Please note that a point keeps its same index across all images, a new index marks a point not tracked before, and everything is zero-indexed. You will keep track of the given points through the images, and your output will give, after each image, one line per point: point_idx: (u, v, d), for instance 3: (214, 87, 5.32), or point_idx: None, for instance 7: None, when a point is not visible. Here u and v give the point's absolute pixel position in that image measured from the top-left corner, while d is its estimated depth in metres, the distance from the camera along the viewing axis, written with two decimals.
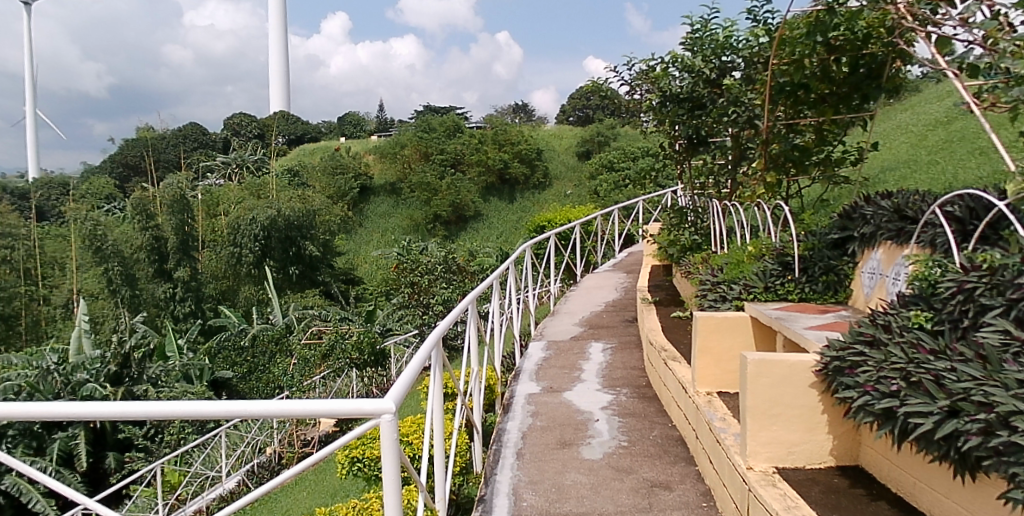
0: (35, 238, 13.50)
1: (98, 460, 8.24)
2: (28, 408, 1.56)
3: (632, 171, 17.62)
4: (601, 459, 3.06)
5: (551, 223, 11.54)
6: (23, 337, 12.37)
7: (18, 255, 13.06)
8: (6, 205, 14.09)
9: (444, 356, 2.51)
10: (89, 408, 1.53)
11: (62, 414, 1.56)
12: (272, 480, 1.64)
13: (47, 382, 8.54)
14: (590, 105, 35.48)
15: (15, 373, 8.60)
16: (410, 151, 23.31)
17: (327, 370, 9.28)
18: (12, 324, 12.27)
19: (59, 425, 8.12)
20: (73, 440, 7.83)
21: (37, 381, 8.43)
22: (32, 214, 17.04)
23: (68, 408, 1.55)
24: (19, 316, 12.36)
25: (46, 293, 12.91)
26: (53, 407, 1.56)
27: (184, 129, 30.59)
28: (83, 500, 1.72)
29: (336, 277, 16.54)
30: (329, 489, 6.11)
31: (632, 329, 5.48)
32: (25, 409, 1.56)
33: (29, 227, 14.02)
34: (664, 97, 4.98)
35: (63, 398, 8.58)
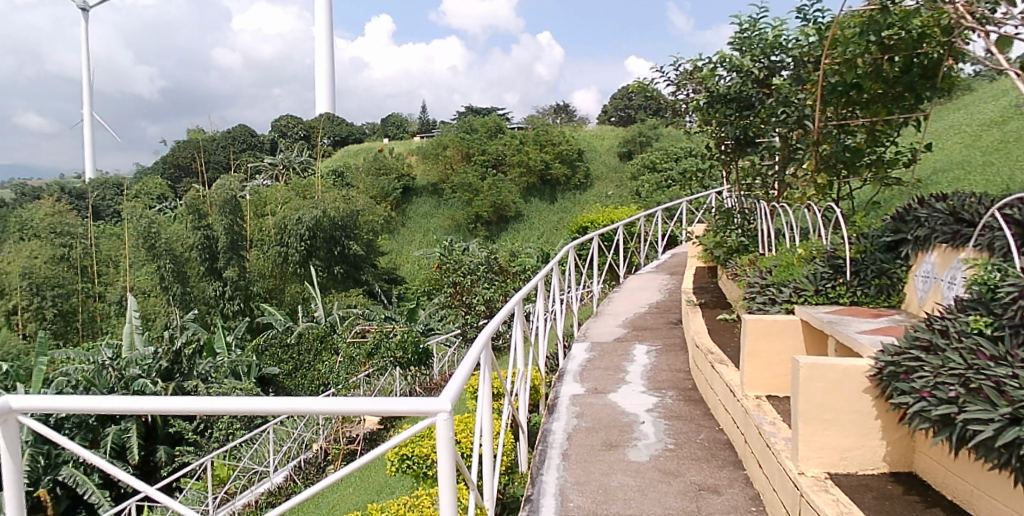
0: (92, 238, 14.19)
1: (150, 453, 8.66)
2: (85, 401, 1.65)
3: (675, 171, 17.52)
4: (647, 462, 3.07)
5: (592, 224, 11.47)
6: (79, 333, 13.04)
7: (75, 253, 13.73)
8: (66, 205, 14.79)
9: (492, 357, 2.56)
10: (156, 405, 1.62)
11: (118, 408, 1.65)
12: (327, 479, 1.71)
13: (102, 377, 8.97)
14: (633, 105, 35.32)
15: (75, 366, 9.08)
16: (452, 151, 23.51)
17: (373, 368, 9.51)
18: (69, 320, 12.97)
19: (112, 418, 8.51)
20: (125, 434, 8.16)
21: (93, 375, 8.88)
22: (88, 214, 17.82)
23: (125, 402, 1.64)
24: (76, 312, 13.12)
25: (101, 290, 13.53)
26: (112, 400, 1.65)
27: (233, 131, 31.52)
28: (145, 488, 1.80)
29: (379, 276, 16.91)
30: (375, 486, 6.27)
31: (676, 331, 5.45)
32: (85, 401, 1.64)
33: (87, 228, 14.83)
34: (711, 98, 4.91)
35: (118, 392, 8.99)
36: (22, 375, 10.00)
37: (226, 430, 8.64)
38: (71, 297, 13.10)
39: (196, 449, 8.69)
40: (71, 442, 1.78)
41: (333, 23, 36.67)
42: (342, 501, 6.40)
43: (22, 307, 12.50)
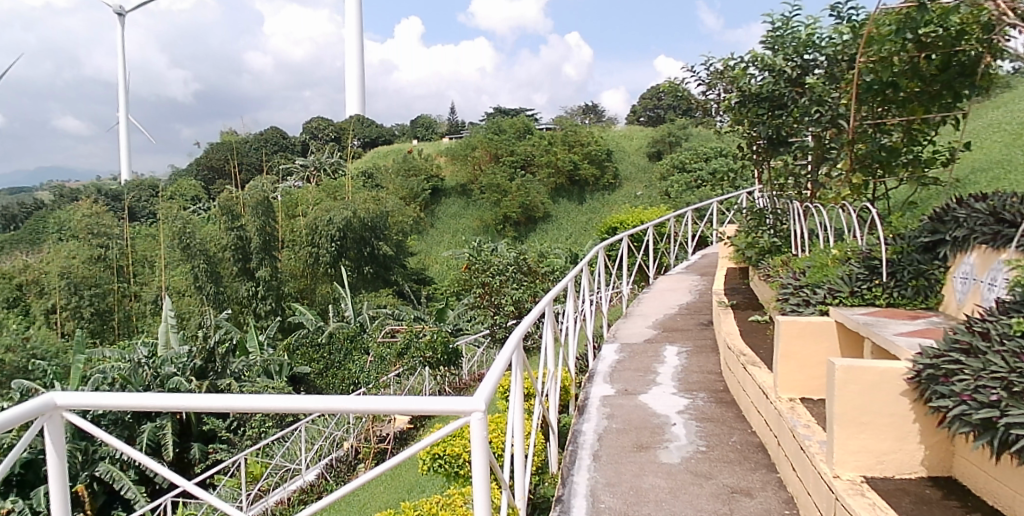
0: (127, 238, 14.59)
1: (185, 450, 8.90)
2: (129, 398, 1.71)
3: (705, 172, 17.39)
4: (679, 463, 3.07)
5: (621, 225, 11.42)
6: (115, 331, 13.48)
7: (112, 254, 14.13)
8: (104, 206, 15.23)
9: (523, 358, 2.58)
10: (191, 403, 1.65)
11: (156, 404, 1.70)
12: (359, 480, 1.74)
13: (138, 375, 9.21)
14: (662, 105, 35.10)
15: (110, 364, 9.29)
16: (481, 152, 23.61)
17: (403, 368, 9.66)
18: (106, 318, 13.36)
19: (148, 416, 8.76)
20: (160, 431, 8.35)
21: (130, 373, 9.11)
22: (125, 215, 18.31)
23: (163, 399, 1.69)
24: (112, 311, 13.53)
25: (137, 290, 13.91)
26: (154, 396, 1.71)
27: (265, 133, 32.10)
28: (183, 483, 1.86)
29: (408, 276, 17.10)
30: (405, 484, 6.36)
31: (707, 332, 5.41)
32: (129, 398, 1.70)
33: (124, 229, 15.26)
34: (743, 97, 4.87)
35: (153, 390, 9.23)
36: (62, 372, 10.33)
37: (258, 429, 8.86)
38: (108, 296, 13.49)
39: (228, 447, 8.93)
40: (115, 437, 1.87)
41: (363, 26, 37.11)
42: (373, 500, 6.48)
43: (61, 306, 12.98)
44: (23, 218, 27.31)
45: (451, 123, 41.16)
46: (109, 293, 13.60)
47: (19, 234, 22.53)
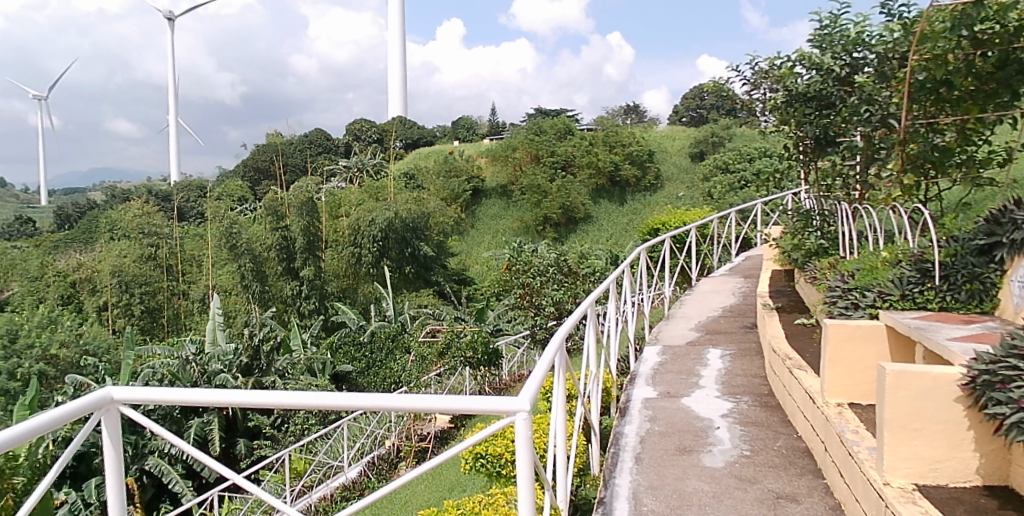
0: (176, 238, 15.14)
1: (231, 445, 9.22)
2: (177, 394, 1.77)
3: (749, 173, 17.16)
4: (723, 467, 3.05)
5: (664, 225, 11.30)
6: (164, 328, 14.02)
7: (161, 253, 14.74)
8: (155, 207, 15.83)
9: (566, 359, 2.60)
10: (240, 398, 1.72)
11: (201, 400, 1.76)
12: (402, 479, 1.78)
13: (187, 371, 9.56)
14: (705, 104, 34.67)
15: (160, 361, 9.59)
16: (521, 153, 23.65)
17: (444, 367, 9.79)
18: (156, 316, 13.89)
19: (196, 412, 9.09)
20: (207, 426, 8.69)
21: (178, 369, 9.42)
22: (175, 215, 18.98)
23: (208, 394, 1.75)
24: (162, 309, 14.08)
25: (185, 288, 14.43)
26: (203, 393, 1.77)
27: (310, 135, 32.79)
28: (233, 475, 1.95)
29: (448, 277, 17.32)
30: (447, 483, 6.46)
31: (751, 335, 5.34)
32: (176, 394, 1.77)
33: (173, 228, 15.82)
34: (790, 96, 4.77)
35: (200, 386, 9.57)
36: (113, 369, 10.77)
37: (302, 425, 9.06)
38: (157, 294, 14.03)
39: (273, 443, 9.18)
40: (168, 430, 1.93)
41: (405, 30, 37.61)
42: (413, 499, 6.58)
43: (113, 303, 13.54)
44: (78, 218, 28.52)
45: (492, 124, 41.38)
46: (159, 291, 14.15)
47: (75, 234, 23.55)
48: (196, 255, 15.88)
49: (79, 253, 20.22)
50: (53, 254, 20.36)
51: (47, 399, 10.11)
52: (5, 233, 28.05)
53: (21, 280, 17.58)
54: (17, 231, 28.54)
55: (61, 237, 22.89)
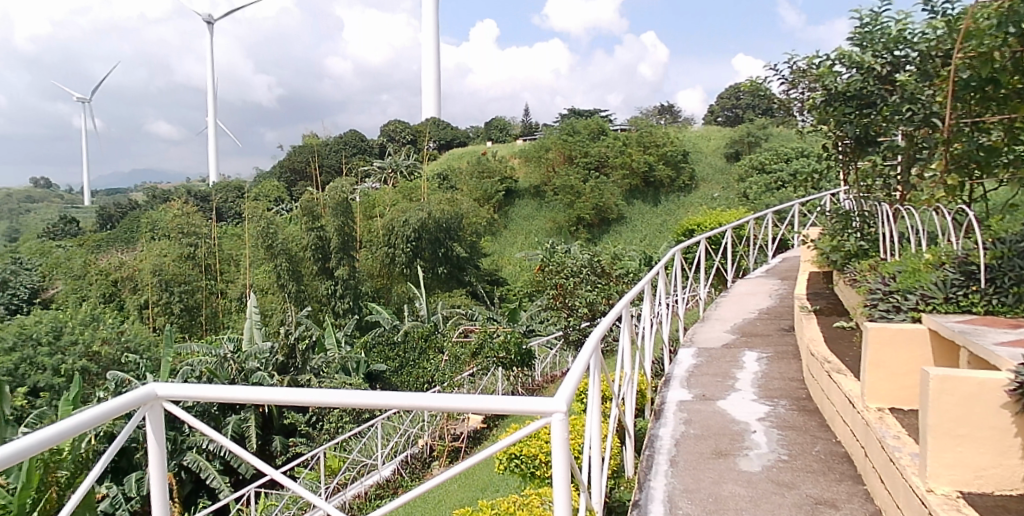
0: (213, 238, 15.72)
1: (267, 442, 9.43)
2: (214, 390, 1.82)
3: (786, 173, 16.87)
4: (760, 472, 3.03)
5: (699, 226, 11.18)
6: (203, 326, 14.42)
7: (200, 252, 15.26)
8: (194, 207, 16.29)
9: (601, 360, 2.62)
10: (279, 396, 1.78)
11: (238, 397, 1.82)
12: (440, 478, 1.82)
13: (225, 368, 9.85)
14: (741, 103, 34.14)
15: (198, 358, 9.88)
16: (555, 153, 23.60)
17: (477, 367, 9.84)
18: (195, 314, 14.31)
19: (233, 409, 9.35)
20: (244, 423, 8.92)
21: (216, 367, 9.75)
22: (214, 216, 19.49)
23: (246, 392, 1.81)
24: (200, 307, 14.50)
25: (223, 288, 14.89)
26: (239, 390, 1.82)
27: (345, 136, 33.28)
28: (270, 471, 2.02)
29: (481, 277, 17.42)
30: (479, 484, 6.52)
31: (789, 338, 5.26)
32: (214, 391, 1.82)
33: (211, 228, 16.27)
34: (829, 96, 4.66)
35: (237, 383, 9.83)
36: (153, 365, 11.11)
37: (336, 424, 9.24)
38: (196, 293, 14.47)
39: (308, 440, 9.44)
40: (209, 426, 2.01)
41: (439, 32, 37.91)
42: (446, 499, 6.67)
43: (154, 302, 13.98)
44: (120, 218, 29.45)
45: (525, 124, 41.43)
46: (198, 290, 14.60)
47: (117, 233, 24.35)
48: (234, 255, 16.29)
49: (121, 252, 20.90)
50: (97, 254, 21.11)
51: (91, 395, 10.49)
52: (52, 233, 29.15)
53: (68, 278, 18.27)
54: (64, 230, 29.67)
55: (105, 236, 23.67)
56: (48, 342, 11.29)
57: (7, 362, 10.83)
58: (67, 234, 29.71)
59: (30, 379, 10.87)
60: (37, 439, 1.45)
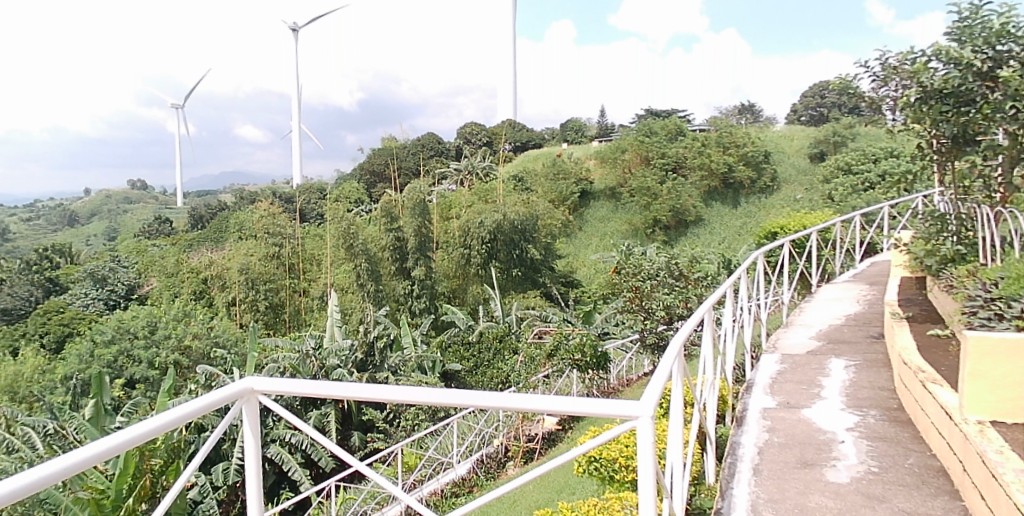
0: (295, 238, 16.55)
1: (346, 437, 9.90)
2: (301, 386, 1.95)
3: (874, 174, 16.12)
4: (849, 483, 2.97)
5: (782, 230, 10.81)
6: (286, 323, 15.25)
7: (284, 252, 16.12)
8: (279, 208, 17.17)
9: (683, 365, 2.64)
10: (364, 391, 1.91)
11: (322, 391, 1.93)
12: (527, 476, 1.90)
13: (306, 365, 10.29)
14: (828, 101, 32.71)
15: (282, 354, 10.42)
16: (631, 154, 23.35)
17: (552, 369, 9.98)
18: (279, 312, 15.35)
19: (315, 404, 9.81)
20: (325, 418, 9.40)
21: (298, 363, 10.19)
22: (298, 218, 20.45)
23: (328, 387, 1.92)
24: (285, 305, 15.38)
25: (306, 286, 15.63)
26: (321, 386, 1.94)
27: (422, 139, 34.16)
28: (354, 462, 2.20)
29: (556, 278, 17.52)
30: (555, 486, 6.61)
31: (879, 346, 5.05)
32: (300, 386, 1.95)
33: (295, 229, 17.10)
34: (924, 93, 4.43)
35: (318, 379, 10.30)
36: (240, 360, 11.79)
37: (412, 421, 9.56)
38: (280, 292, 15.46)
39: (385, 436, 9.82)
40: (294, 415, 2.21)
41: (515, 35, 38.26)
42: (521, 501, 6.81)
43: (241, 299, 15.27)
44: (211, 218, 31.41)
45: (601, 125, 41.14)
46: (281, 288, 15.53)
47: (208, 232, 25.99)
48: (316, 254, 17.08)
49: (212, 251, 22.32)
50: (189, 253, 22.64)
51: (184, 386, 11.29)
52: (149, 232, 31.42)
53: (163, 275, 19.66)
54: (158, 230, 31.92)
55: (197, 236, 25.31)
56: (143, 336, 12.40)
57: (107, 354, 11.92)
58: (161, 233, 31.98)
59: (127, 371, 11.86)
60: (151, 425, 1.63)
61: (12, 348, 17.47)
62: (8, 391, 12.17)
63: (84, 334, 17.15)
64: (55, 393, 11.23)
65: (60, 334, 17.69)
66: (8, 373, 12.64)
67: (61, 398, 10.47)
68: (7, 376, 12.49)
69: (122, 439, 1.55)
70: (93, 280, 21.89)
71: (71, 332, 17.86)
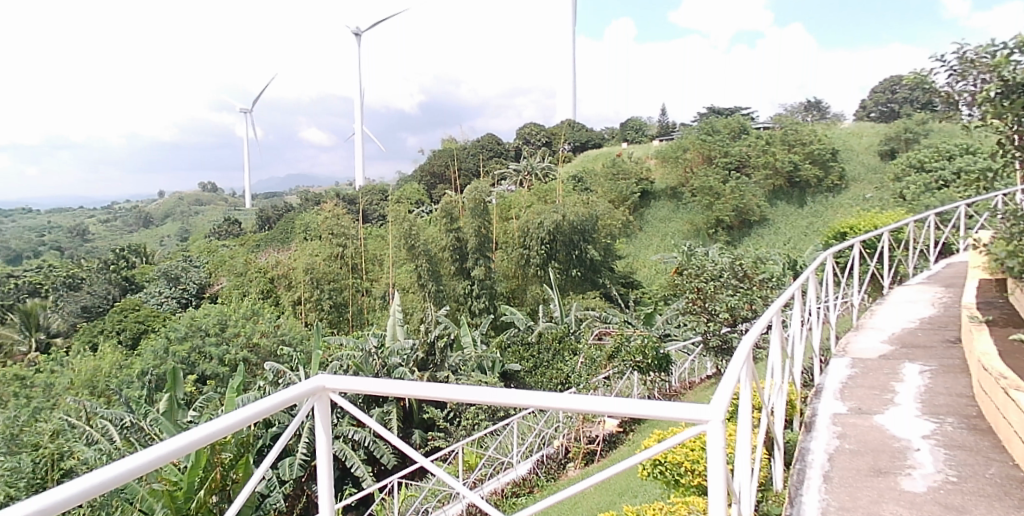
0: (359, 239, 17.10)
1: (407, 435, 10.16)
2: (376, 385, 2.06)
3: (950, 170, 15.33)
4: (925, 493, 2.90)
5: (852, 229, 10.45)
6: (350, 321, 15.77)
7: (349, 252, 16.69)
8: (342, 210, 17.76)
9: (751, 370, 2.63)
10: (436, 391, 2.00)
11: (394, 391, 2.03)
12: (593, 479, 1.94)
13: (370, 363, 10.62)
14: (900, 95, 31.20)
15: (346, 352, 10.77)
16: (693, 153, 22.97)
17: (613, 370, 9.99)
18: (342, 311, 15.87)
19: (377, 402, 10.12)
20: (387, 415, 9.70)
21: (361, 361, 10.50)
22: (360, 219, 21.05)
23: (399, 388, 2.01)
24: (348, 304, 15.91)
25: (368, 286, 16.11)
26: (394, 385, 2.04)
27: (482, 140, 34.52)
28: (421, 459, 2.28)
29: (616, 279, 17.41)
30: (617, 490, 6.64)
31: (956, 351, 4.85)
32: (376, 385, 2.06)
33: (359, 230, 17.65)
34: (1006, 87, 4.28)
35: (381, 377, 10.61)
36: (305, 357, 12.27)
37: (472, 420, 9.78)
38: (344, 291, 15.99)
39: (445, 435, 10.04)
40: (364, 412, 2.30)
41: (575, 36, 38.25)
42: (583, 502, 6.89)
43: (307, 298, 15.89)
44: (277, 220, 32.70)
45: (663, 124, 40.55)
46: (345, 288, 16.08)
47: (274, 232, 27.06)
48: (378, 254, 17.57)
49: (278, 252, 23.28)
50: (255, 254, 23.72)
51: (254, 382, 11.85)
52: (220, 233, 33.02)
53: (233, 275, 20.61)
54: (228, 231, 33.51)
55: (265, 237, 26.44)
56: (215, 333, 13.20)
57: (181, 351, 12.60)
58: (230, 234, 33.57)
59: (199, 367, 12.49)
60: (241, 417, 1.75)
61: (92, 343, 18.80)
62: (89, 384, 13.03)
63: (159, 330, 18.18)
64: (133, 386, 11.97)
65: (136, 331, 18.77)
66: (89, 368, 13.53)
67: (139, 392, 11.14)
68: (87, 371, 13.33)
69: (211, 430, 1.66)
70: (167, 280, 23.23)
71: (146, 329, 18.95)
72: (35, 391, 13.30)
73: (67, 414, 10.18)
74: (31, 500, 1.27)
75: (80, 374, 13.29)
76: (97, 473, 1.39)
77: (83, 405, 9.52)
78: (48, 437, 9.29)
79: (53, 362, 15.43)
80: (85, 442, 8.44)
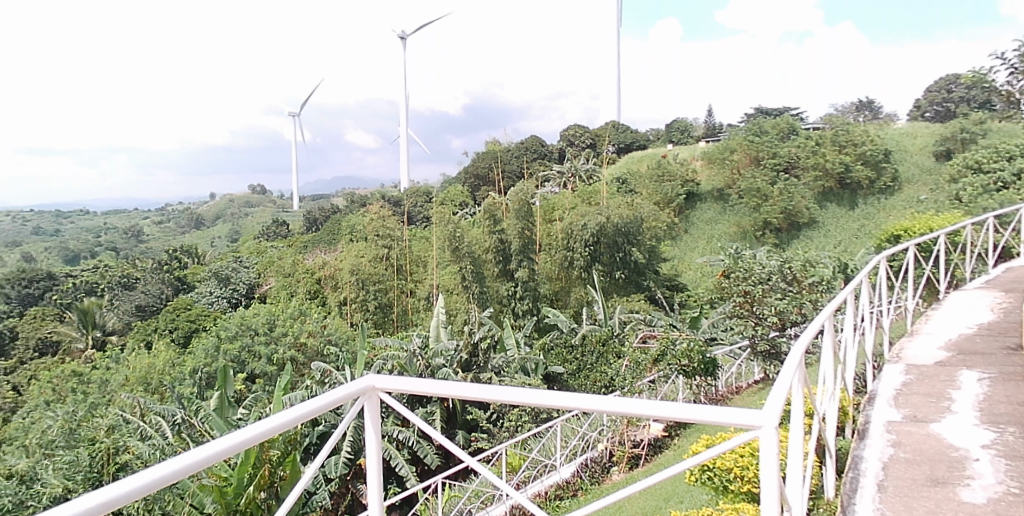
0: (404, 240, 17.42)
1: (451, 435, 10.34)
2: (423, 386, 2.16)
3: (1009, 171, 14.67)
4: (985, 505, 2.84)
5: (906, 232, 10.12)
6: (394, 322, 16.07)
7: (394, 254, 16.99)
8: (387, 213, 18.12)
9: (801, 376, 2.64)
10: (482, 392, 2.08)
11: (441, 392, 2.12)
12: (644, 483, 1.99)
13: (414, 363, 10.80)
14: (959, 93, 29.90)
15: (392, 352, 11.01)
16: (740, 155, 22.54)
17: (658, 373, 9.93)
18: (387, 311, 16.17)
19: (422, 402, 10.33)
20: (431, 415, 9.89)
21: (405, 362, 10.72)
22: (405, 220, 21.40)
23: (446, 388, 2.11)
24: (392, 305, 16.22)
25: (412, 287, 16.38)
26: (441, 385, 2.14)
27: (525, 142, 34.63)
28: (468, 458, 2.37)
29: (660, 282, 17.23)
30: (662, 495, 6.63)
31: (1017, 358, 4.69)
32: (423, 386, 2.16)
33: (403, 232, 17.96)
34: None
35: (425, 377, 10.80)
36: (351, 357, 12.58)
37: (515, 422, 9.83)
38: (389, 292, 16.30)
39: (488, 436, 10.16)
40: (411, 410, 2.41)
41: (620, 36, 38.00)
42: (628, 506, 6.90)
43: (352, 299, 16.27)
44: (323, 222, 33.50)
45: (709, 125, 39.90)
46: (390, 289, 16.40)
47: (321, 234, 27.71)
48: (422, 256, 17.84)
49: (325, 254, 23.88)
50: (301, 254, 24.42)
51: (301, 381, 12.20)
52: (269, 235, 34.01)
53: (281, 276, 21.22)
54: (277, 232, 34.53)
55: (313, 238, 27.15)
56: (263, 333, 13.70)
57: (232, 350, 13.08)
58: (279, 236, 34.57)
59: (249, 366, 12.89)
60: (294, 414, 1.86)
61: (147, 341, 19.72)
62: (144, 381, 13.61)
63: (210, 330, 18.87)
64: (185, 382, 12.46)
65: (188, 329, 19.48)
66: (145, 365, 14.12)
67: (193, 388, 11.61)
68: (142, 368, 13.93)
69: (266, 427, 1.78)
70: (218, 280, 24.10)
71: (197, 328, 19.67)
72: (94, 387, 13.97)
73: (124, 409, 10.65)
74: (113, 487, 1.42)
75: (135, 371, 13.89)
76: (163, 466, 1.52)
77: (138, 402, 9.93)
78: (105, 431, 9.71)
79: (110, 358, 16.18)
80: (140, 436, 8.81)
